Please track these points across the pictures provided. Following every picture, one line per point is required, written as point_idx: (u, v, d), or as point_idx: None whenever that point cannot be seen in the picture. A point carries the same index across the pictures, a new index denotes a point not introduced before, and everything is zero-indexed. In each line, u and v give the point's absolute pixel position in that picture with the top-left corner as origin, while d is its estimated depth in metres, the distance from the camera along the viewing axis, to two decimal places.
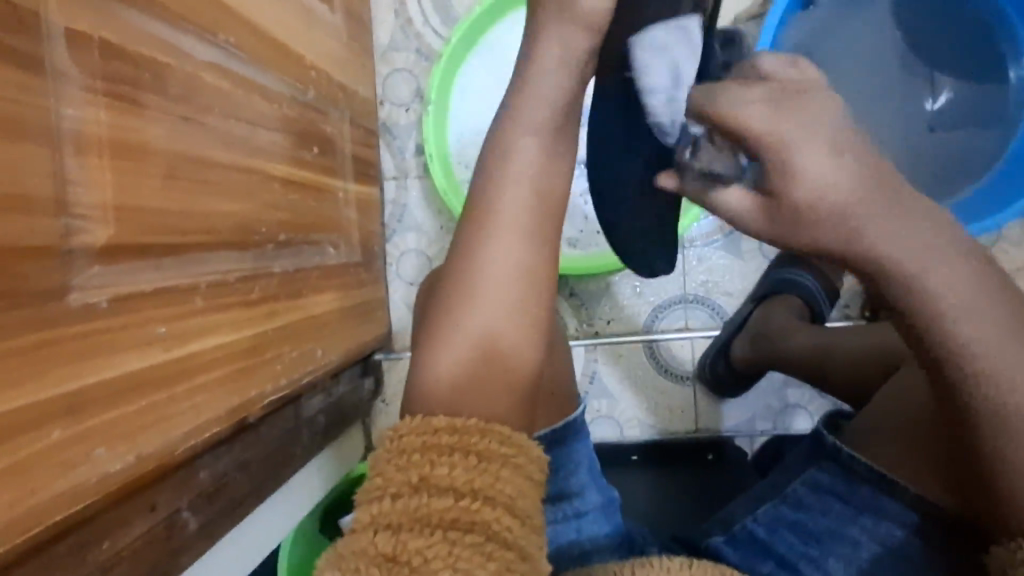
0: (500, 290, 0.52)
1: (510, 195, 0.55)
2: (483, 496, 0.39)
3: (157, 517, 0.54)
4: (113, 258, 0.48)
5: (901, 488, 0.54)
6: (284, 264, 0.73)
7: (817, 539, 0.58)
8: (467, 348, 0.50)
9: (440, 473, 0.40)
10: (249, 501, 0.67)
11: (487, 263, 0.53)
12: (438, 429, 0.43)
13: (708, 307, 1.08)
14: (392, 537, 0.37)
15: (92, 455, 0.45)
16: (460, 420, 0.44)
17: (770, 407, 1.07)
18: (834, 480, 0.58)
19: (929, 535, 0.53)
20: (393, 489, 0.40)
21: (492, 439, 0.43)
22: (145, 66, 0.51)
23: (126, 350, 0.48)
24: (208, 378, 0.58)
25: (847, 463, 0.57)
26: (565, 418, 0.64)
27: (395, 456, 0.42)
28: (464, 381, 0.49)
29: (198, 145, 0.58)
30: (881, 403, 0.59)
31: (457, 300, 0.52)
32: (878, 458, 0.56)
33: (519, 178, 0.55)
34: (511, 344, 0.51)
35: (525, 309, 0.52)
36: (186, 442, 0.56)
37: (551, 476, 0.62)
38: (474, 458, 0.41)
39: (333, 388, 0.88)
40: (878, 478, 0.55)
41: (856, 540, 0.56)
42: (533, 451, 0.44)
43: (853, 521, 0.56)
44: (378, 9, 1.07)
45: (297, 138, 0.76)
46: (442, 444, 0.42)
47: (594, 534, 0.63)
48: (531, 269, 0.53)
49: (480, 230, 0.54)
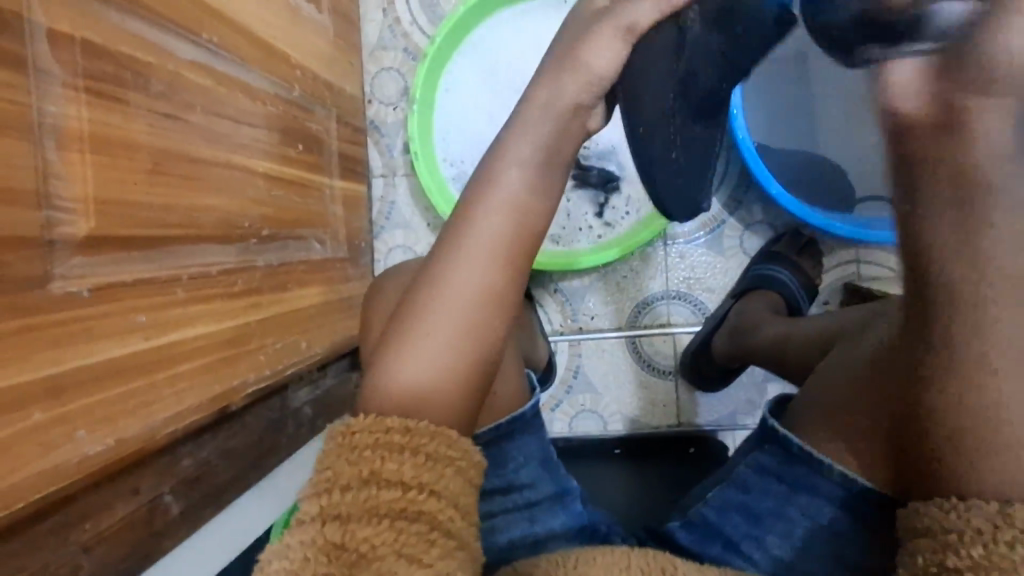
0: (465, 320, 0.50)
1: (496, 203, 0.53)
2: (429, 490, 0.42)
3: (140, 500, 0.56)
4: (95, 248, 0.50)
5: (827, 466, 0.55)
6: (268, 258, 0.75)
7: (757, 518, 0.59)
8: (424, 362, 0.49)
9: (390, 468, 0.42)
10: (232, 489, 0.68)
11: (458, 291, 0.50)
12: (390, 429, 0.45)
13: (690, 303, 1.09)
14: (341, 527, 0.39)
15: (74, 437, 0.48)
16: (413, 422, 0.45)
17: (751, 401, 1.08)
18: (773, 460, 0.59)
19: (860, 515, 0.54)
20: (343, 483, 0.42)
21: (441, 441, 0.45)
22: (127, 65, 0.53)
23: (106, 338, 0.50)
24: (189, 367, 0.61)
25: (787, 446, 0.58)
26: (510, 416, 0.65)
27: (344, 451, 0.44)
28: (419, 394, 0.48)
29: (181, 141, 0.60)
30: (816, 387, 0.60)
31: (422, 321, 0.50)
32: (813, 440, 0.56)
33: (499, 206, 0.53)
34: (464, 367, 0.50)
35: (485, 332, 0.51)
36: (168, 428, 0.58)
37: (496, 469, 0.65)
38: (425, 457, 0.44)
39: (319, 381, 0.89)
40: (807, 457, 0.56)
41: (791, 518, 0.58)
42: (474, 455, 0.47)
43: (790, 501, 0.58)
44: (366, 9, 1.09)
45: (282, 135, 0.78)
46: (390, 442, 0.44)
47: (548, 523, 0.65)
48: (499, 293, 0.51)
49: (455, 255, 0.51)
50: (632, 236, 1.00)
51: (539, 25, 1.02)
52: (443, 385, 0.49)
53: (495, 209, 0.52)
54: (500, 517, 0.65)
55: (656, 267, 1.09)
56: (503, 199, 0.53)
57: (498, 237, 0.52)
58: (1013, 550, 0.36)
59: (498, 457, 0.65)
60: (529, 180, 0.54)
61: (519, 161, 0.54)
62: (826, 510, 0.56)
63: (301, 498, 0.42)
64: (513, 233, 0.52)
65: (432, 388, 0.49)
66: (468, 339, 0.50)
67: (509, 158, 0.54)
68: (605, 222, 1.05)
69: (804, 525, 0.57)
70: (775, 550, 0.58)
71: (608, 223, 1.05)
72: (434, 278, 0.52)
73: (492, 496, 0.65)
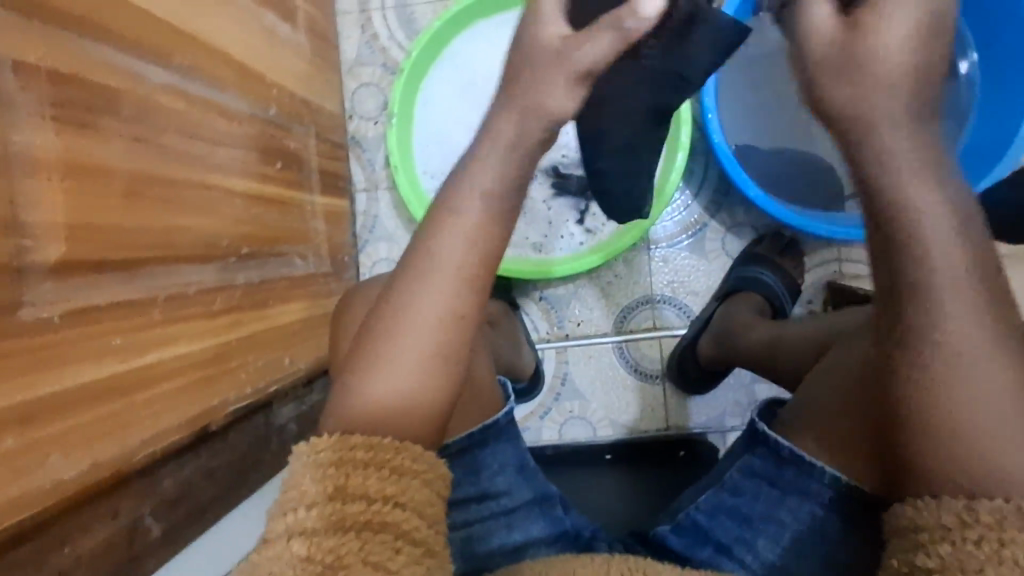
0: (428, 340, 0.50)
1: (453, 229, 0.52)
2: (395, 502, 0.42)
3: (120, 523, 0.56)
4: (67, 273, 0.50)
5: (818, 470, 0.56)
6: (247, 276, 0.75)
7: (749, 522, 0.60)
8: (392, 382, 0.49)
9: (355, 482, 0.42)
10: (216, 507, 0.68)
11: (421, 310, 0.50)
12: (354, 446, 0.44)
13: (675, 306, 1.10)
14: (307, 541, 0.39)
15: (47, 463, 0.48)
16: (376, 438, 0.45)
17: (738, 403, 1.09)
18: (765, 465, 0.59)
19: (844, 513, 0.56)
20: (308, 500, 0.42)
21: (406, 455, 0.45)
22: (98, 92, 0.54)
23: (81, 361, 0.51)
24: (167, 388, 0.61)
25: (776, 450, 0.58)
26: (481, 424, 0.66)
27: (309, 468, 0.43)
28: (388, 412, 0.49)
29: (154, 164, 0.60)
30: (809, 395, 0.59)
31: (388, 342, 0.50)
32: (805, 443, 0.57)
33: (462, 232, 0.51)
34: (430, 385, 0.50)
35: (450, 352, 0.51)
36: (145, 449, 0.58)
37: (470, 478, 0.65)
38: (391, 470, 0.44)
39: (305, 396, 0.89)
40: (799, 460, 0.57)
41: (783, 521, 0.58)
42: (440, 467, 0.47)
43: (781, 503, 0.58)
44: (344, 25, 1.10)
45: (260, 153, 0.79)
46: (355, 458, 0.44)
47: (527, 529, 0.65)
48: (461, 314, 0.51)
49: (417, 279, 0.51)
50: (613, 240, 1.00)
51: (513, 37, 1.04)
52: (411, 402, 0.50)
53: (455, 235, 0.51)
54: (476, 525, 0.65)
55: (640, 272, 1.10)
56: (465, 223, 0.52)
57: (456, 259, 0.51)
58: (978, 546, 0.40)
59: (471, 465, 0.65)
60: (489, 206, 0.52)
61: (481, 188, 0.52)
62: (811, 510, 0.57)
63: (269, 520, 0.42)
64: (474, 258, 0.51)
65: (398, 407, 0.49)
66: (432, 358, 0.50)
67: (472, 182, 0.52)
68: (586, 229, 1.06)
69: (793, 528, 0.58)
70: (766, 553, 0.58)
71: (589, 230, 1.06)
72: (396, 302, 0.52)
73: (467, 505, 0.65)
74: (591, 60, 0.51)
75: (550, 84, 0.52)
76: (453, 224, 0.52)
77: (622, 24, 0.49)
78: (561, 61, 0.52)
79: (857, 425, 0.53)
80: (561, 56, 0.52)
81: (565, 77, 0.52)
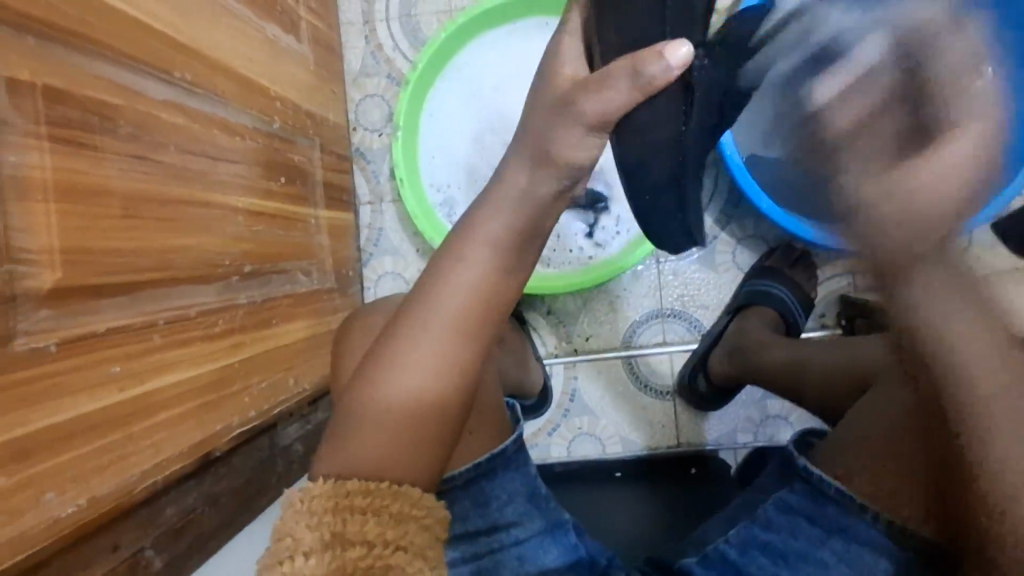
0: (433, 369, 0.49)
1: (456, 281, 0.50)
2: (395, 546, 0.44)
3: (121, 556, 0.53)
4: (62, 300, 0.48)
5: (865, 509, 0.53)
6: (251, 294, 0.73)
7: (786, 560, 0.57)
8: (385, 433, 0.48)
9: (352, 529, 0.44)
10: (220, 536, 0.65)
11: (432, 329, 0.49)
12: (350, 491, 0.45)
13: (686, 321, 1.08)
14: None
15: (42, 500, 0.46)
16: (373, 482, 0.46)
17: (751, 418, 1.06)
18: (802, 499, 0.57)
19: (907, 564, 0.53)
20: (304, 548, 0.43)
21: (404, 501, 0.46)
22: (95, 110, 0.52)
23: (78, 392, 0.49)
24: (168, 416, 0.59)
25: (817, 485, 0.56)
26: (488, 452, 0.63)
27: (304, 515, 0.44)
28: (382, 463, 0.47)
29: (155, 184, 0.58)
30: (850, 428, 0.57)
31: (397, 357, 0.49)
32: (847, 478, 0.55)
33: (464, 287, 0.50)
34: (421, 436, 0.49)
35: (445, 405, 0.49)
36: (145, 480, 0.56)
37: (479, 509, 0.63)
38: (391, 515, 0.45)
39: (310, 415, 0.86)
40: (840, 497, 0.55)
41: (824, 561, 0.55)
42: (440, 511, 0.48)
43: (824, 541, 0.55)
44: (347, 36, 1.08)
45: (263, 168, 0.77)
46: (352, 505, 0.44)
47: (542, 562, 0.63)
48: (456, 366, 0.50)
49: (417, 328, 0.49)
50: (623, 254, 0.98)
51: (520, 49, 1.02)
52: (403, 453, 0.48)
53: (463, 279, 0.50)
54: (486, 559, 0.62)
55: (650, 285, 1.07)
56: (469, 276, 0.50)
57: (460, 310, 0.50)
58: None
59: (480, 497, 0.63)
60: (499, 253, 0.50)
61: (492, 238, 0.51)
62: (865, 555, 0.54)
63: (262, 570, 0.43)
64: (477, 311, 0.50)
65: (387, 459, 0.48)
66: (440, 380, 0.49)
67: (482, 234, 0.51)
68: (595, 243, 1.04)
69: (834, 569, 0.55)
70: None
71: (598, 244, 1.04)
72: (392, 348, 0.50)
73: (476, 538, 0.63)
74: (599, 110, 0.48)
75: (563, 137, 0.49)
76: (473, 249, 0.51)
77: (642, 71, 0.45)
78: (569, 111, 0.49)
79: (902, 470, 0.52)
80: (571, 105, 0.48)
81: (578, 128, 0.49)
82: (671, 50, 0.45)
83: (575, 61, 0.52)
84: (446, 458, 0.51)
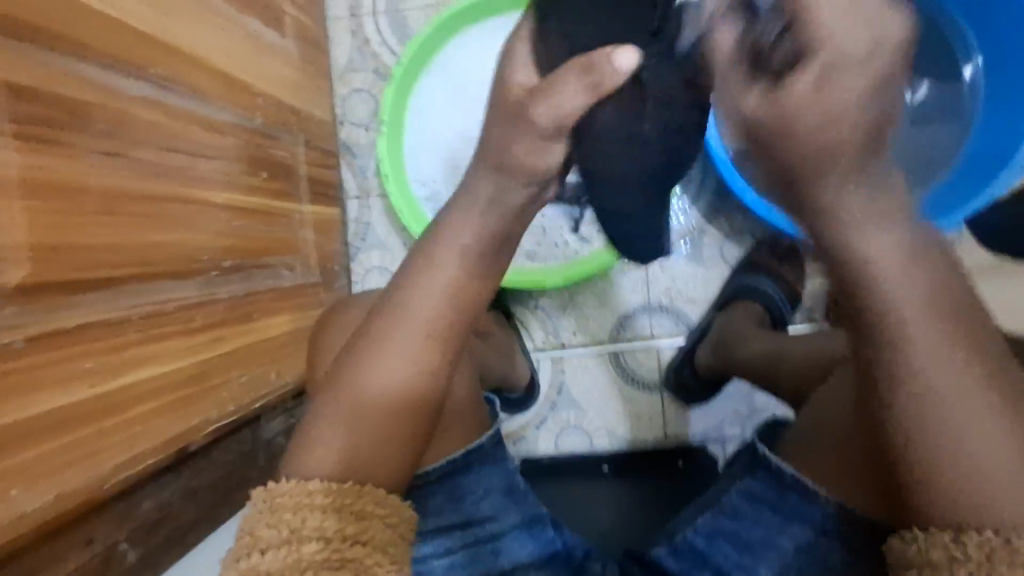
0: (406, 370, 0.50)
1: (426, 283, 0.51)
2: (354, 540, 0.43)
3: (93, 550, 0.54)
4: (33, 296, 0.49)
5: (825, 498, 0.53)
6: (231, 290, 0.73)
7: (750, 549, 0.58)
8: (360, 430, 0.49)
9: (310, 525, 0.43)
10: (197, 529, 0.66)
11: (405, 332, 0.51)
12: (312, 491, 0.45)
13: (673, 315, 1.08)
14: None
15: (10, 494, 0.46)
16: (338, 483, 0.46)
17: (738, 412, 1.06)
18: (765, 489, 0.57)
19: (856, 548, 0.54)
20: (263, 545, 0.42)
21: (368, 499, 0.46)
22: (65, 106, 0.52)
23: (49, 387, 0.50)
24: (143, 411, 0.60)
25: (777, 474, 0.56)
26: (464, 446, 0.63)
27: (264, 514, 0.44)
28: (355, 457, 0.48)
29: (130, 181, 0.58)
30: (808, 420, 0.58)
31: (372, 358, 0.51)
32: (812, 470, 0.54)
33: (434, 288, 0.51)
34: (396, 431, 0.50)
35: (420, 399, 0.51)
36: (118, 474, 0.56)
37: (453, 504, 0.63)
38: (352, 513, 0.45)
39: (295, 409, 0.87)
40: (801, 485, 0.54)
41: (783, 548, 0.56)
42: (404, 510, 0.48)
43: (783, 529, 0.56)
44: (335, 30, 1.08)
45: (245, 164, 0.77)
46: (312, 503, 0.44)
47: (517, 555, 0.64)
48: (430, 363, 0.51)
49: (389, 329, 0.51)
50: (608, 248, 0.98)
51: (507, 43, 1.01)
52: (379, 446, 0.49)
53: (432, 280, 0.52)
54: (462, 551, 0.63)
55: (637, 279, 1.08)
56: (438, 278, 0.52)
57: (431, 309, 0.51)
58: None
59: (455, 491, 0.63)
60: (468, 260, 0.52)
61: (466, 239, 0.52)
62: (815, 539, 0.55)
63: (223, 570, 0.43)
64: (449, 310, 0.51)
65: (366, 454, 0.49)
66: (415, 378, 0.51)
67: (452, 239, 0.52)
68: (582, 237, 1.04)
69: (793, 555, 0.56)
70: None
71: (584, 238, 1.04)
72: (364, 350, 0.51)
73: (451, 532, 0.63)
74: (552, 114, 0.48)
75: (522, 148, 0.51)
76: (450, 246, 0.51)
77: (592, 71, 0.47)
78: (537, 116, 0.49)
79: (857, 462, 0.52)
80: (525, 115, 0.49)
81: (534, 135, 0.50)
82: (619, 55, 0.46)
83: (525, 67, 0.52)
84: (421, 452, 0.53)
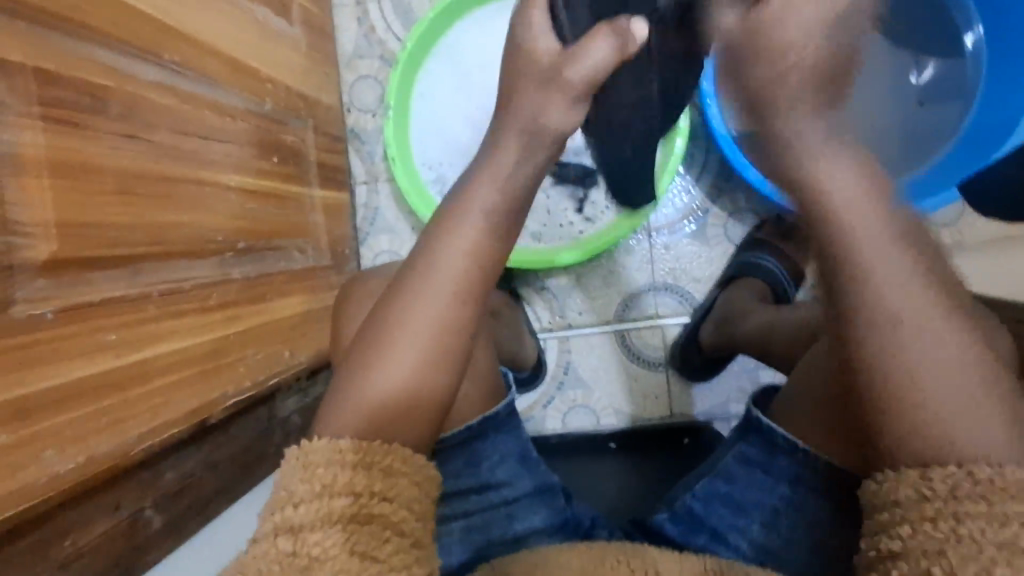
0: (430, 333, 0.52)
1: (450, 247, 0.53)
2: (383, 496, 0.46)
3: (121, 515, 0.57)
4: (57, 273, 0.51)
5: (813, 458, 0.57)
6: (245, 271, 0.75)
7: (741, 509, 0.61)
8: (390, 391, 0.51)
9: (342, 481, 0.45)
10: (219, 500, 0.69)
11: (425, 310, 0.52)
12: (342, 449, 0.47)
13: (677, 295, 1.09)
14: (293, 537, 0.42)
15: (42, 457, 0.49)
16: (365, 441, 0.48)
17: (743, 389, 1.08)
18: (757, 451, 0.60)
19: (834, 498, 0.57)
20: (296, 499, 0.44)
21: (394, 458, 0.48)
22: (85, 90, 0.54)
23: (77, 357, 0.52)
24: (165, 382, 0.62)
25: (769, 436, 0.59)
26: (482, 414, 0.66)
27: (298, 469, 0.46)
28: (382, 417, 0.50)
29: (146, 162, 0.61)
30: (794, 385, 0.60)
31: (389, 338, 0.52)
32: (800, 433, 0.57)
33: (460, 251, 0.53)
34: (423, 391, 0.52)
35: (444, 360, 0.52)
36: (141, 444, 0.59)
37: (471, 468, 0.66)
38: (379, 470, 0.47)
39: (309, 388, 0.90)
40: (792, 447, 0.57)
41: (773, 507, 0.59)
42: (428, 469, 0.50)
43: (771, 491, 0.59)
44: (342, 18, 1.09)
45: (256, 148, 0.79)
46: (343, 460, 0.46)
47: (529, 519, 0.66)
48: (452, 323, 0.52)
49: (414, 293, 0.53)
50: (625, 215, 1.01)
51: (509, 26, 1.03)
52: (406, 405, 0.51)
53: (454, 248, 0.53)
54: (476, 516, 0.65)
55: (642, 260, 1.09)
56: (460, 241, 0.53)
57: (455, 265, 0.53)
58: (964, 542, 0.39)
59: (471, 457, 0.66)
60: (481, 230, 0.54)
61: (484, 206, 0.54)
62: (810, 504, 0.58)
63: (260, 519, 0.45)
64: (470, 273, 0.53)
65: (394, 411, 0.51)
66: (443, 337, 0.52)
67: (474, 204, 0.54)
68: (586, 218, 1.06)
69: (783, 512, 0.59)
70: (758, 538, 0.60)
71: (588, 218, 1.06)
72: (390, 317, 0.53)
73: (467, 495, 0.66)
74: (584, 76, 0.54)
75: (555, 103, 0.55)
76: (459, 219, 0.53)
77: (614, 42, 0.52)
78: None
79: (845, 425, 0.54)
80: (558, 78, 0.54)
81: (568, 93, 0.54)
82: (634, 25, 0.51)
83: None
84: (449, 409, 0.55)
